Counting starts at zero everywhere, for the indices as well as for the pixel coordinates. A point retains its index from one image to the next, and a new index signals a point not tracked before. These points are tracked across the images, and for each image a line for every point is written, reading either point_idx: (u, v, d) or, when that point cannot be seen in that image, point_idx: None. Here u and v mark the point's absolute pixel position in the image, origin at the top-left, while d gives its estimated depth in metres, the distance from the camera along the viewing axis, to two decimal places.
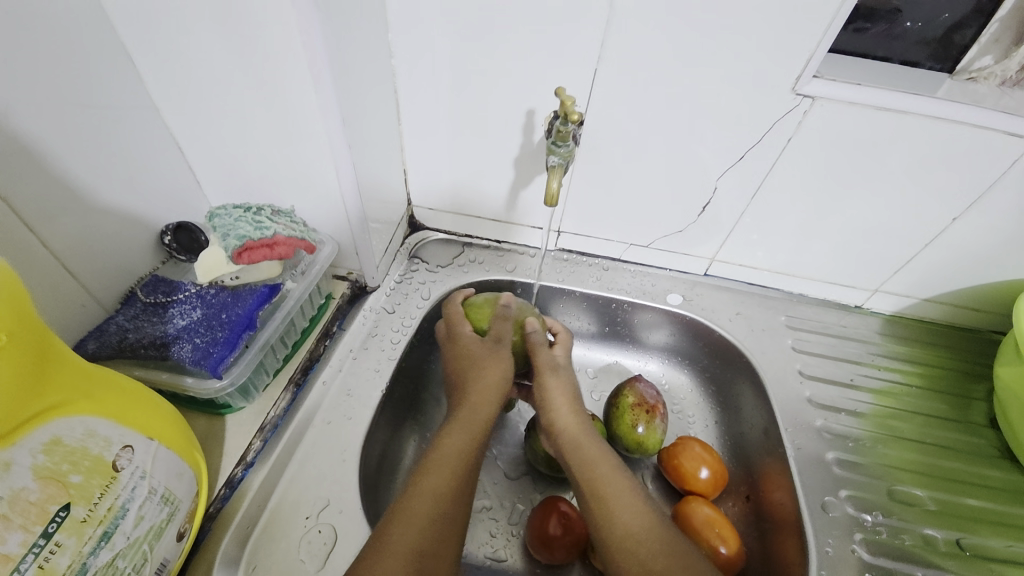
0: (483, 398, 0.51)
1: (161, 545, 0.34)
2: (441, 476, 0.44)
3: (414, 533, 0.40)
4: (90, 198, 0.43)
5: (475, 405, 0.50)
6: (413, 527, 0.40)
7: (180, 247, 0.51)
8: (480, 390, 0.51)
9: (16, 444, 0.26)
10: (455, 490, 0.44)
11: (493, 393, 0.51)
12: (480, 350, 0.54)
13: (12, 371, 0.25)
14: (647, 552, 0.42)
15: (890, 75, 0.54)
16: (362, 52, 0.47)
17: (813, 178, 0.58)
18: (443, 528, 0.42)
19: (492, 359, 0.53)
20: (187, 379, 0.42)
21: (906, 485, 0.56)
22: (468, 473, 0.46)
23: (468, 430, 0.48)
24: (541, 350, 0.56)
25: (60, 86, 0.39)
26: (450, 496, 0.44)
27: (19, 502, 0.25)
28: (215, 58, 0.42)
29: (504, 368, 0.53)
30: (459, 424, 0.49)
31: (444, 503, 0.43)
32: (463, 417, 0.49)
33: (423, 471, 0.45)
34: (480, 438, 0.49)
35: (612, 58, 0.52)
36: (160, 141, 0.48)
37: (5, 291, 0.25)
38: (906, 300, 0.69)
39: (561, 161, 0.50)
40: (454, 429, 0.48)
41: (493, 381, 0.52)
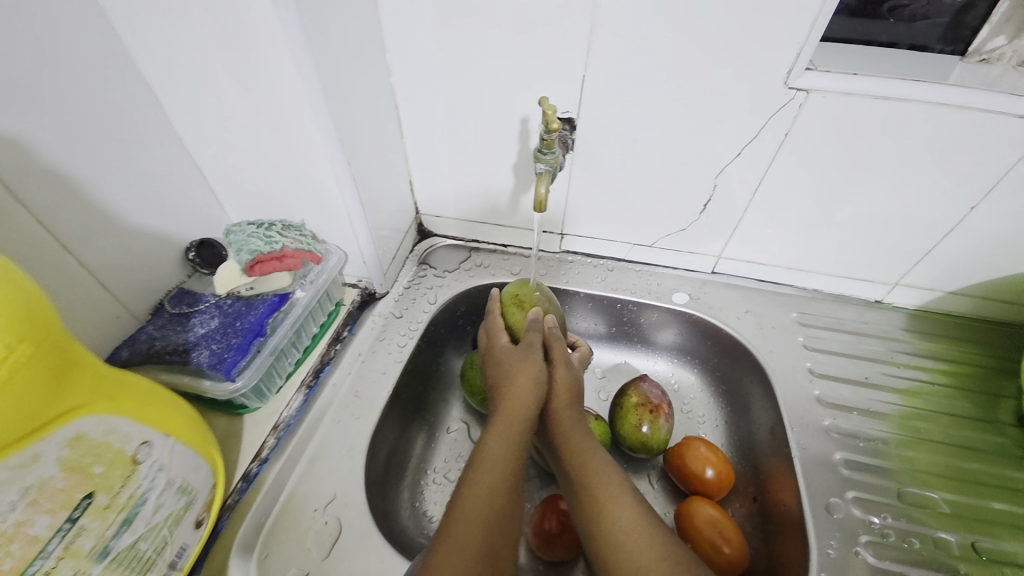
0: (522, 400, 0.51)
1: (180, 530, 0.39)
2: (494, 477, 0.45)
3: (478, 535, 0.41)
4: (122, 220, 0.49)
5: (515, 407, 0.51)
6: (473, 528, 0.41)
7: (204, 261, 0.56)
8: (518, 392, 0.52)
9: (47, 439, 0.30)
10: (507, 491, 0.45)
11: (529, 391, 0.52)
12: (513, 355, 0.55)
13: (42, 377, 0.29)
14: (633, 539, 0.43)
15: (892, 62, 0.52)
16: (358, 74, 0.50)
17: (815, 170, 0.57)
18: (497, 527, 0.42)
19: (526, 361, 0.54)
20: (204, 382, 0.46)
21: (920, 487, 0.54)
22: (515, 473, 0.46)
23: (509, 432, 0.49)
24: (557, 343, 0.56)
25: (92, 123, 0.45)
26: (502, 496, 0.44)
27: (48, 489, 0.30)
28: (224, 89, 0.46)
29: (538, 369, 0.54)
30: (501, 425, 0.49)
31: (494, 503, 0.43)
32: (504, 417, 0.50)
33: (475, 473, 0.45)
34: (521, 439, 0.49)
35: (599, 63, 0.53)
36: (182, 165, 0.53)
37: (34, 309, 0.29)
38: (930, 293, 0.65)
39: (548, 167, 0.52)
40: (495, 430, 0.49)
41: (528, 379, 0.53)
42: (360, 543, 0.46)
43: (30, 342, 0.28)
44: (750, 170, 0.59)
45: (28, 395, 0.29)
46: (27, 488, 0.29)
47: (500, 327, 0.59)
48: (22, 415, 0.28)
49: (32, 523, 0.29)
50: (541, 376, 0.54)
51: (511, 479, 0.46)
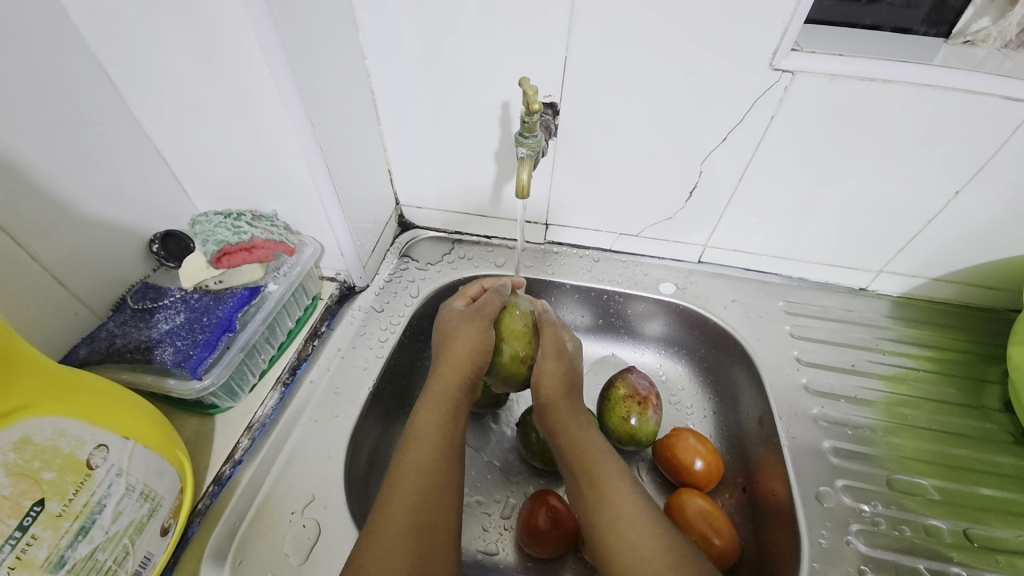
0: (455, 370, 0.51)
1: (145, 539, 0.36)
2: (426, 451, 0.45)
3: (408, 510, 0.41)
4: (77, 211, 0.46)
5: (449, 381, 0.50)
6: (403, 504, 0.41)
7: (169, 254, 0.53)
8: (456, 362, 0.51)
9: None
10: (443, 465, 0.45)
11: (465, 360, 0.51)
12: (461, 324, 0.53)
13: None
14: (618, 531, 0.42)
15: (879, 44, 0.51)
16: (327, 53, 0.48)
17: (801, 157, 0.56)
18: (433, 501, 0.42)
19: (468, 323, 0.53)
20: (169, 381, 0.44)
21: (909, 473, 0.54)
22: (450, 448, 0.46)
23: (444, 403, 0.49)
24: (548, 325, 0.55)
25: (41, 107, 0.42)
26: (440, 471, 0.44)
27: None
28: (185, 72, 0.43)
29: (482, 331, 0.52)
30: (434, 396, 0.49)
31: (431, 477, 0.43)
32: (438, 392, 0.50)
33: (409, 448, 0.45)
34: (454, 410, 0.49)
35: (582, 43, 0.51)
36: (143, 153, 0.50)
37: None
38: (914, 280, 0.66)
39: (530, 152, 0.50)
40: (428, 405, 0.49)
41: (466, 351, 0.51)
42: (340, 545, 0.44)
43: None
44: (736, 156, 0.58)
45: None
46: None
47: (462, 294, 0.58)
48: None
49: None
50: (486, 340, 0.52)
51: (444, 453, 0.45)
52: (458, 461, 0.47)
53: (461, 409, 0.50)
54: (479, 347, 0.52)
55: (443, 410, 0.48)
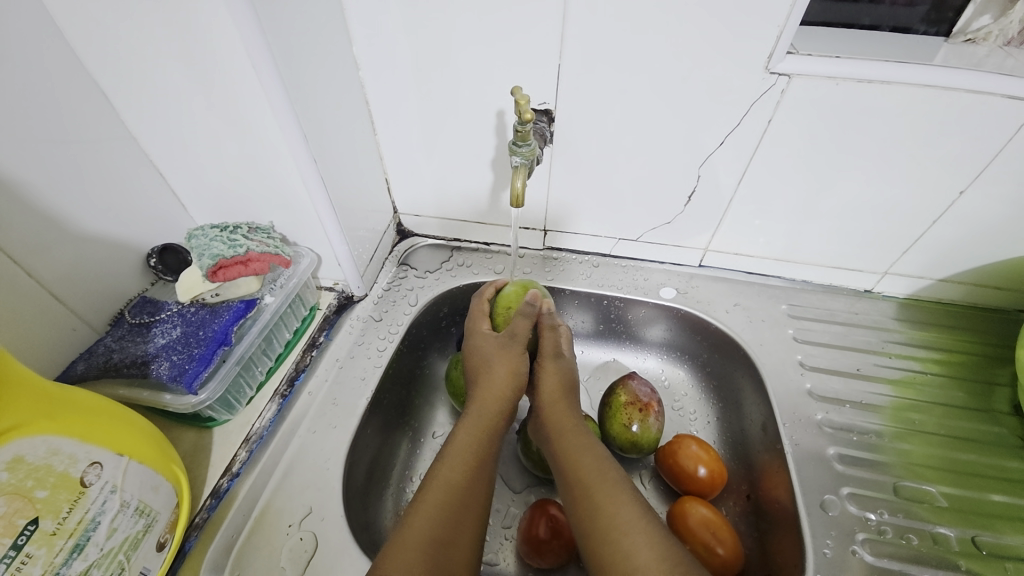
0: (495, 389, 0.51)
1: (139, 554, 0.36)
2: (457, 470, 0.45)
3: (429, 523, 0.40)
4: (74, 227, 0.46)
5: (486, 405, 0.50)
6: (425, 519, 0.41)
7: (167, 268, 0.53)
8: (493, 381, 0.51)
9: None
10: (470, 483, 0.44)
11: (498, 382, 0.51)
12: (493, 348, 0.53)
13: None
14: (631, 537, 0.40)
15: (876, 44, 0.51)
16: (320, 65, 0.48)
17: (800, 158, 0.56)
18: (456, 518, 0.42)
19: (502, 350, 0.53)
20: (166, 396, 0.44)
21: (917, 480, 0.53)
22: (479, 467, 0.46)
23: (479, 424, 0.49)
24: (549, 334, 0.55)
25: (36, 126, 0.42)
26: (463, 488, 0.44)
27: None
28: (180, 88, 0.43)
29: (515, 360, 0.52)
30: (470, 418, 0.49)
31: (454, 493, 0.43)
32: (474, 412, 0.50)
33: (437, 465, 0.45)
34: (492, 429, 0.49)
35: (575, 50, 0.51)
36: (140, 168, 0.50)
37: None
38: (920, 281, 0.64)
39: (524, 160, 0.50)
40: (463, 425, 0.49)
41: (505, 376, 0.51)
42: (336, 558, 0.44)
43: None
44: (735, 159, 0.57)
45: None
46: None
47: (481, 314, 0.57)
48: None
49: None
50: (520, 370, 0.52)
51: (472, 472, 0.45)
52: (489, 481, 0.46)
53: (496, 432, 0.49)
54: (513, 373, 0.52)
55: (479, 432, 0.48)
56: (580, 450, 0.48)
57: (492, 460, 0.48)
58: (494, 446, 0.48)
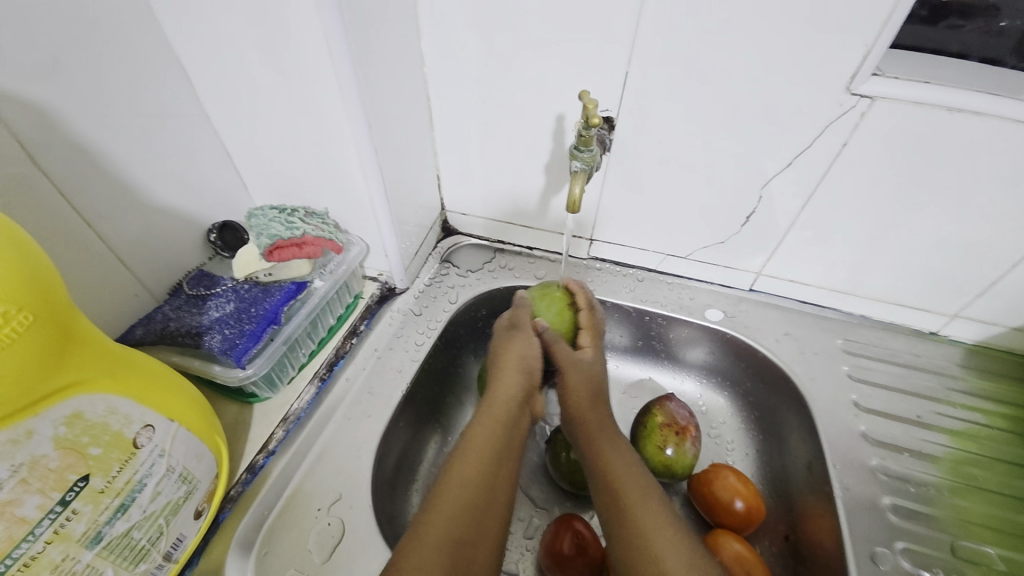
0: (508, 382, 0.50)
1: (178, 520, 0.37)
2: (474, 464, 0.44)
3: (448, 524, 0.39)
4: (145, 198, 0.48)
5: (502, 397, 0.49)
6: (444, 518, 0.40)
7: (225, 245, 0.55)
8: (508, 376, 0.50)
9: (41, 415, 0.29)
10: (487, 480, 0.43)
11: (516, 378, 0.50)
12: (503, 340, 0.54)
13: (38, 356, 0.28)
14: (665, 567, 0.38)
15: (969, 72, 0.47)
16: (389, 58, 0.48)
17: (871, 187, 0.53)
18: (475, 519, 0.41)
19: (512, 340, 0.53)
20: (215, 367, 0.45)
21: (977, 542, 0.49)
22: (499, 466, 0.45)
23: (495, 417, 0.48)
24: (557, 347, 0.53)
25: (122, 99, 0.44)
26: (481, 487, 0.43)
27: (38, 468, 0.29)
28: (256, 71, 0.45)
29: (521, 349, 0.52)
30: (487, 411, 0.48)
31: (472, 492, 0.42)
32: (490, 404, 0.49)
33: (457, 461, 0.44)
34: (510, 426, 0.48)
35: (644, 58, 0.50)
36: (208, 146, 0.52)
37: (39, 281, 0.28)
38: (993, 328, 0.60)
39: (584, 166, 0.49)
40: (481, 419, 0.48)
41: (514, 365, 0.51)
42: (363, 547, 0.44)
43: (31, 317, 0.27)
44: (802, 182, 0.54)
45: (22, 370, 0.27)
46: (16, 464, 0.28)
47: (501, 308, 0.58)
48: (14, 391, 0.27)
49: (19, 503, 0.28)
50: (530, 357, 0.52)
51: (490, 470, 0.44)
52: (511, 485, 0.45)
53: (516, 431, 0.48)
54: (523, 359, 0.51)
55: (498, 427, 0.47)
56: (606, 457, 0.47)
57: (513, 459, 0.46)
58: (515, 449, 0.47)
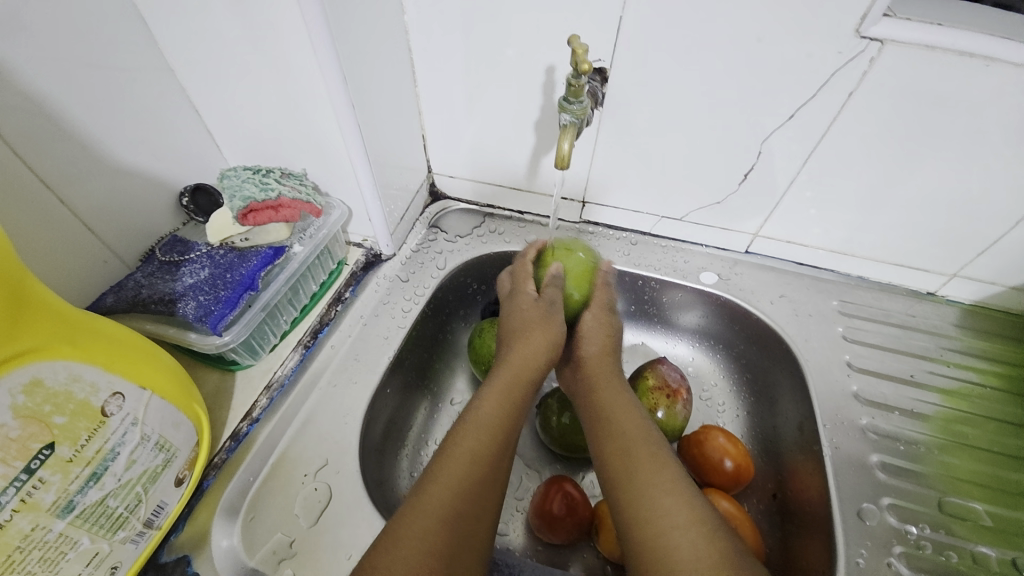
0: (527, 358, 0.49)
1: (157, 487, 0.36)
2: (480, 440, 0.42)
3: (451, 496, 0.38)
4: (108, 159, 0.45)
5: (518, 371, 0.48)
6: (445, 490, 0.39)
7: (199, 208, 0.53)
8: (526, 350, 0.49)
9: None
10: (493, 456, 0.42)
11: (536, 354, 0.49)
12: (535, 319, 0.51)
13: None
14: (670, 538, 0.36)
15: (986, 13, 0.44)
16: (364, 3, 0.45)
17: (875, 141, 0.50)
18: (476, 493, 0.40)
19: (542, 325, 0.50)
20: (191, 335, 0.44)
21: (962, 497, 0.49)
22: (504, 441, 0.44)
23: (506, 395, 0.46)
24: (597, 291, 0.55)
25: (74, 49, 0.41)
26: (485, 462, 0.41)
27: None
28: (217, 18, 0.41)
29: (553, 333, 0.50)
30: (497, 388, 0.46)
31: (476, 466, 0.41)
32: (501, 381, 0.47)
33: (462, 434, 0.43)
34: (518, 403, 0.46)
35: (639, 1, 0.46)
36: (174, 103, 0.49)
37: None
38: (992, 287, 0.59)
39: (574, 119, 0.46)
40: (490, 394, 0.46)
41: (539, 341, 0.50)
42: (351, 511, 0.43)
43: None
44: (802, 137, 0.52)
45: None
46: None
47: (526, 277, 0.55)
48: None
49: None
50: (556, 342, 0.50)
51: (497, 446, 0.43)
52: (509, 458, 0.44)
53: (524, 405, 0.47)
54: (552, 343, 0.50)
55: (506, 401, 0.46)
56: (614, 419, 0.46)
57: (517, 433, 0.46)
58: (519, 423, 0.46)
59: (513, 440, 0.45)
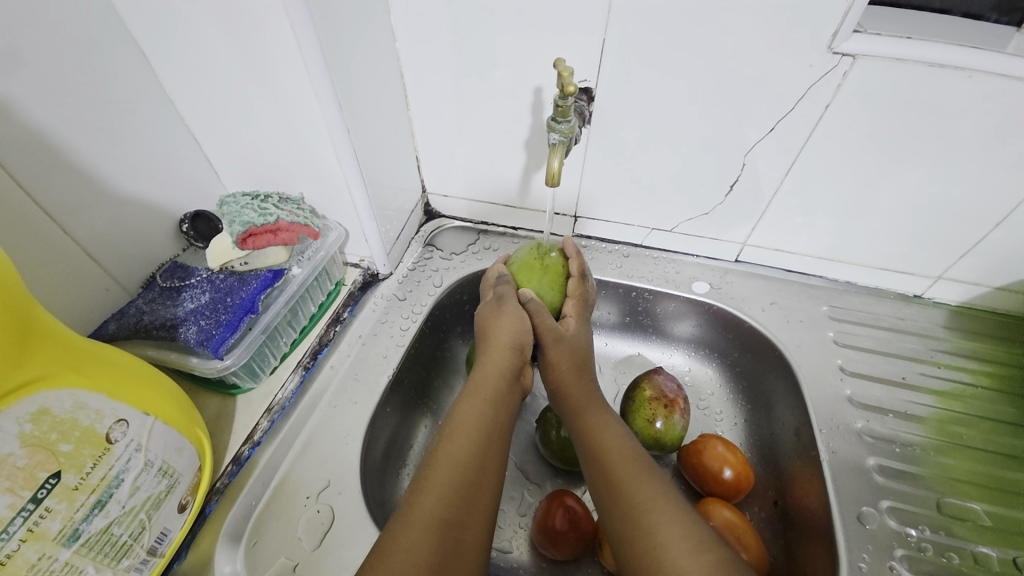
0: (495, 362, 0.49)
1: (161, 514, 0.36)
2: (460, 445, 0.43)
3: (437, 504, 0.39)
4: (110, 190, 0.46)
5: (489, 376, 0.48)
6: (432, 497, 0.39)
7: (199, 234, 0.54)
8: (495, 353, 0.50)
9: (4, 412, 0.28)
10: (477, 460, 0.43)
11: (502, 357, 0.50)
12: (496, 323, 0.52)
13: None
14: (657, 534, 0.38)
15: (951, 28, 0.47)
16: (359, 33, 0.47)
17: (854, 152, 0.52)
18: (464, 499, 0.40)
19: (501, 314, 0.52)
20: (192, 360, 0.45)
21: (959, 497, 0.50)
22: (485, 448, 0.44)
23: (483, 400, 0.47)
24: (537, 309, 0.52)
25: (79, 85, 0.42)
26: (470, 467, 0.42)
27: (5, 467, 0.28)
28: (217, 53, 0.43)
29: (513, 321, 0.51)
30: (472, 394, 0.47)
31: (461, 472, 0.41)
32: (477, 388, 0.48)
33: (444, 443, 0.44)
34: (495, 408, 0.47)
35: (622, 24, 0.48)
36: (174, 133, 0.51)
37: None
38: (976, 288, 0.60)
39: (562, 138, 0.48)
40: (468, 400, 0.47)
41: (502, 342, 0.50)
42: (353, 532, 0.43)
43: None
44: (784, 149, 0.54)
45: None
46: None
47: (488, 284, 0.56)
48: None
49: None
50: (519, 332, 0.51)
51: (479, 450, 0.43)
52: (497, 465, 0.44)
53: (503, 412, 0.48)
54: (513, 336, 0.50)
55: (485, 406, 0.46)
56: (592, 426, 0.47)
57: (499, 441, 0.46)
58: (500, 428, 0.46)
59: (496, 449, 0.45)
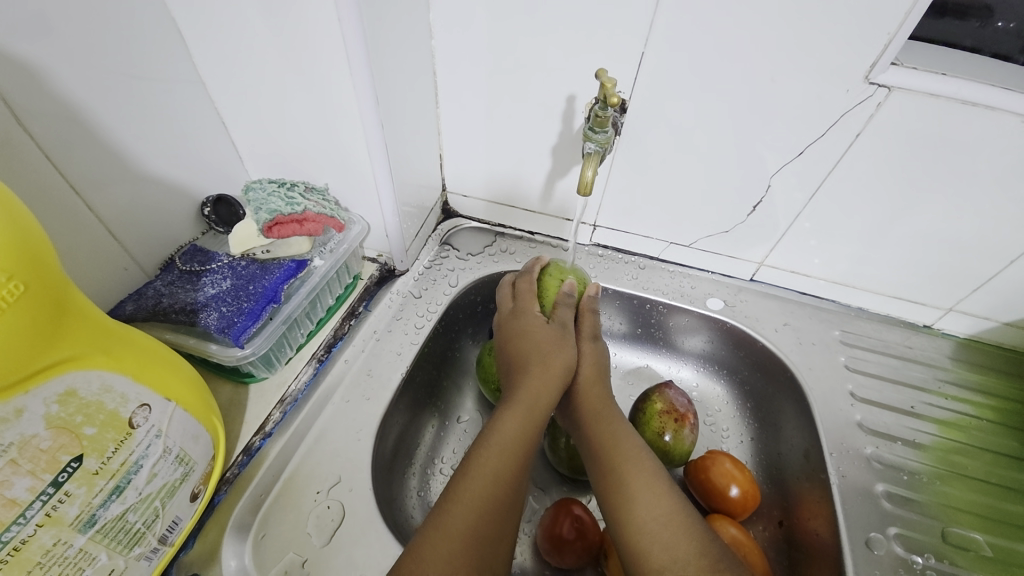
0: (545, 382, 0.48)
1: (174, 502, 0.36)
2: (501, 460, 0.42)
3: (473, 516, 0.38)
4: (136, 168, 0.46)
5: (538, 393, 0.47)
6: (469, 509, 0.39)
7: (219, 219, 0.53)
8: (546, 373, 0.48)
9: (32, 393, 0.27)
10: (514, 477, 0.42)
11: (553, 378, 0.48)
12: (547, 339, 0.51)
13: (26, 328, 0.26)
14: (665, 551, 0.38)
15: (985, 65, 0.47)
16: (399, 27, 0.46)
17: (878, 182, 0.53)
18: (498, 512, 0.40)
19: (558, 343, 0.51)
20: (211, 346, 0.45)
21: (962, 527, 0.51)
22: (524, 460, 0.43)
23: (525, 415, 0.45)
24: (590, 311, 0.55)
25: (113, 61, 0.42)
26: (506, 483, 0.41)
27: (29, 449, 0.28)
28: (256, 38, 0.42)
29: (569, 353, 0.51)
30: (517, 407, 0.46)
31: (498, 486, 0.41)
32: (517, 400, 0.46)
33: (483, 452, 0.42)
34: (539, 422, 0.46)
35: (662, 38, 0.48)
36: (203, 113, 0.50)
37: (22, 242, 0.26)
38: (986, 322, 0.61)
39: (598, 148, 0.48)
40: (512, 411, 0.45)
41: (554, 368, 0.49)
42: (364, 531, 0.43)
43: (19, 281, 0.26)
44: (809, 173, 0.54)
45: (8, 343, 0.26)
46: (6, 444, 0.27)
47: (529, 297, 0.54)
48: (6, 364, 0.26)
49: (9, 484, 0.27)
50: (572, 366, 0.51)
51: (518, 466, 0.42)
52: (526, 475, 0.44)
53: (542, 425, 0.46)
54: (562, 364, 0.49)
55: (528, 420, 0.45)
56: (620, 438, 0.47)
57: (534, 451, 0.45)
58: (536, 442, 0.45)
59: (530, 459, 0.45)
